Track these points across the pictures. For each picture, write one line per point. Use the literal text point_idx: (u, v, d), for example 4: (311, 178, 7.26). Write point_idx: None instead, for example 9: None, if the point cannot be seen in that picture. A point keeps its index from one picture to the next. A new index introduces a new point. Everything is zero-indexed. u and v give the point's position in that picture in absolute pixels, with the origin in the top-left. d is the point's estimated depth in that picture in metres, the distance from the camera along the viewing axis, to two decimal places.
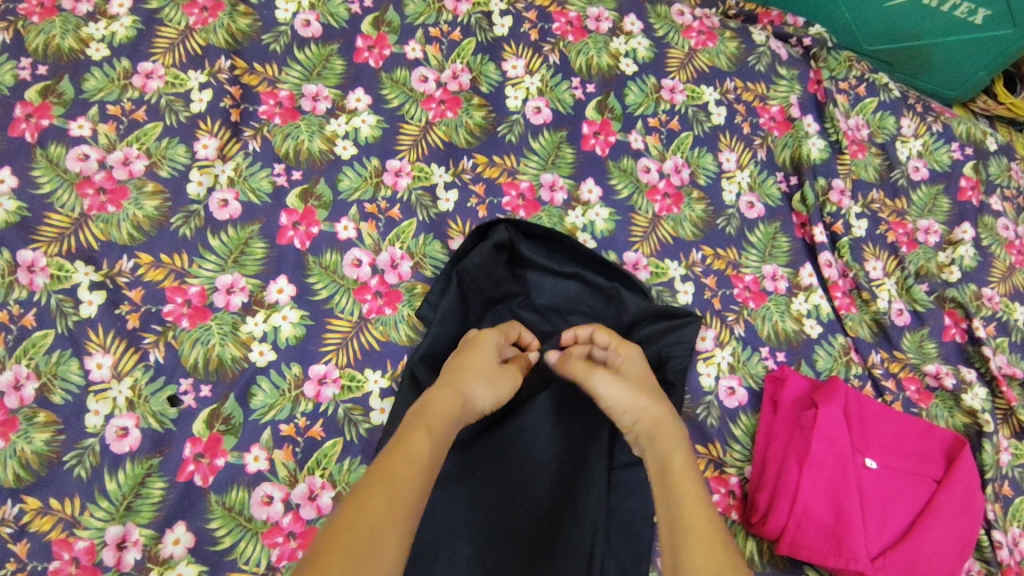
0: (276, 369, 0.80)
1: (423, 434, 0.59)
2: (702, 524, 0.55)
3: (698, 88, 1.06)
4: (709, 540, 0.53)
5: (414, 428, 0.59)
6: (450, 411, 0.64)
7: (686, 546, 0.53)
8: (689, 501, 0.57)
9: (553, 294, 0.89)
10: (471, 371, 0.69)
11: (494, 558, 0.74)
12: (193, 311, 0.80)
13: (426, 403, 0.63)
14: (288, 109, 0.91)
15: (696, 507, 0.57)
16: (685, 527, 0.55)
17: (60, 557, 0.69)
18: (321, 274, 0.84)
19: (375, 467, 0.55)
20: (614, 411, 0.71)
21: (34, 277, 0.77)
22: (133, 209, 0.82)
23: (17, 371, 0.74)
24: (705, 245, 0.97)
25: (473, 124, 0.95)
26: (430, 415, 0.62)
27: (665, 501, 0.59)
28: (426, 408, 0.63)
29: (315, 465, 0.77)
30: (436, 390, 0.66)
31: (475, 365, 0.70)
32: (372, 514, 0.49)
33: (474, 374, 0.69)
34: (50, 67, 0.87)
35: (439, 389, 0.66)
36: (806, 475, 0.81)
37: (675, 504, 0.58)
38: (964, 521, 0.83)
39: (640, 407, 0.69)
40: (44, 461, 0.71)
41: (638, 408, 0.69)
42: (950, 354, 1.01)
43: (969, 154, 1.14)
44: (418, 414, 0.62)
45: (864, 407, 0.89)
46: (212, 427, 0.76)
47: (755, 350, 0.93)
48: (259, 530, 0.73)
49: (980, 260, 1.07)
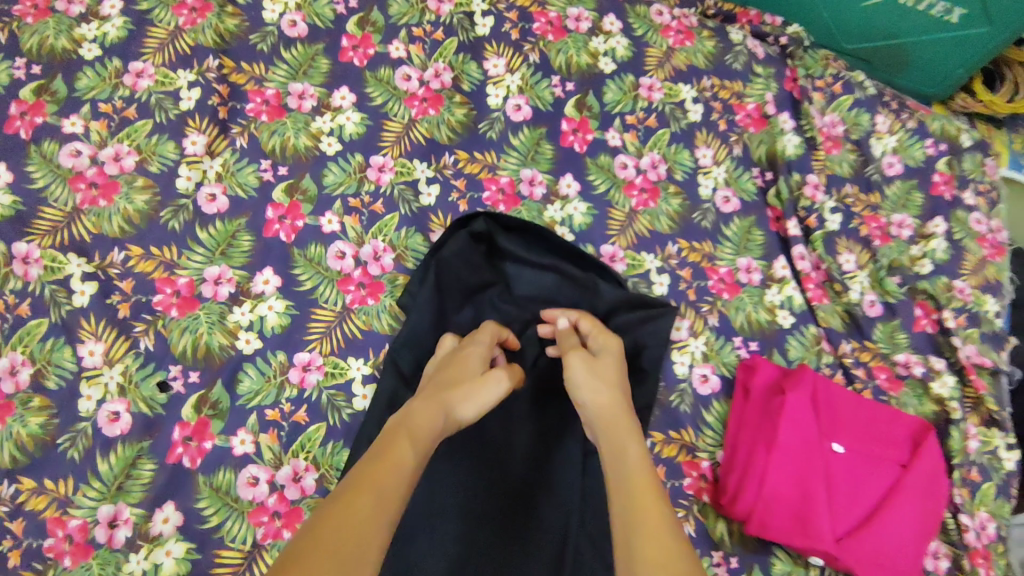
0: (262, 356, 0.82)
1: (405, 438, 0.64)
2: (654, 519, 0.59)
3: (675, 86, 1.08)
4: (666, 539, 0.57)
5: (398, 436, 0.64)
6: (431, 421, 0.68)
7: (639, 543, 0.58)
8: (643, 494, 0.62)
9: (532, 285, 0.92)
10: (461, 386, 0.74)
11: (472, 537, 0.78)
12: (182, 301, 0.83)
13: (409, 414, 0.68)
14: (274, 107, 0.94)
15: (647, 497, 0.62)
16: (642, 517, 0.60)
17: (54, 535, 0.73)
18: (306, 266, 0.87)
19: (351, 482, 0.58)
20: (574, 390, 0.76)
21: (29, 269, 0.81)
22: (124, 203, 0.85)
23: (13, 358, 0.78)
24: (680, 238, 1.00)
25: (454, 122, 0.98)
26: (420, 425, 0.67)
27: (616, 490, 0.64)
28: (409, 417, 0.68)
29: (299, 448, 0.80)
30: (420, 402, 0.71)
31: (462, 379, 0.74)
32: (355, 518, 0.53)
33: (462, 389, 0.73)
34: (44, 67, 0.90)
35: (422, 398, 0.71)
36: (773, 458, 0.84)
37: (628, 497, 0.62)
38: (926, 503, 0.86)
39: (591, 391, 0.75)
40: (38, 444, 0.75)
41: (590, 389, 0.75)
42: (921, 345, 1.03)
43: (942, 150, 1.17)
44: (404, 423, 0.67)
45: (833, 393, 0.91)
46: (201, 411, 0.79)
47: (728, 340, 0.96)
48: (246, 509, 0.76)
49: (952, 253, 1.10)
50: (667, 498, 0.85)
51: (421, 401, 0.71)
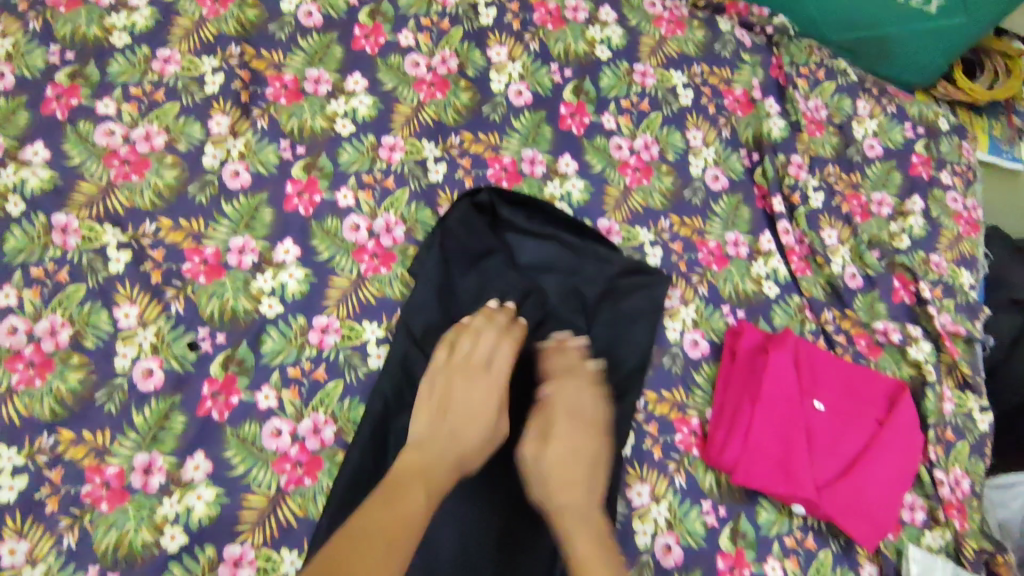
0: (283, 320, 0.89)
1: (417, 488, 0.72)
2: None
3: (666, 72, 1.15)
4: None
5: (409, 483, 0.72)
6: (435, 465, 0.77)
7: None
8: (603, 553, 0.73)
9: (533, 254, 0.98)
10: (458, 425, 0.81)
11: (479, 517, 0.84)
12: (209, 269, 0.89)
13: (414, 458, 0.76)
14: (292, 91, 1.00)
15: (603, 553, 0.73)
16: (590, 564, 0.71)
17: (92, 481, 0.78)
18: (323, 238, 0.94)
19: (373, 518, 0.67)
20: (552, 446, 0.84)
21: (67, 239, 0.87)
22: (154, 178, 0.92)
23: (53, 320, 0.84)
24: (672, 214, 1.07)
25: (460, 105, 1.05)
26: (433, 471, 0.75)
27: (582, 538, 0.75)
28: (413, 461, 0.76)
29: (319, 403, 0.86)
30: (421, 447, 0.78)
31: (462, 420, 0.82)
32: (379, 549, 0.63)
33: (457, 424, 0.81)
34: (78, 54, 0.97)
35: (422, 444, 0.79)
36: (757, 413, 0.91)
37: (592, 547, 0.74)
38: (900, 456, 0.93)
39: (568, 451, 0.83)
40: (78, 399, 0.81)
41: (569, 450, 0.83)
42: (899, 314, 1.10)
43: (920, 133, 1.24)
44: (414, 466, 0.75)
45: (815, 356, 0.97)
46: (227, 369, 0.85)
47: (717, 307, 1.02)
48: (270, 458, 0.83)
49: (929, 229, 1.17)
50: (660, 452, 0.92)
51: (421, 448, 0.78)
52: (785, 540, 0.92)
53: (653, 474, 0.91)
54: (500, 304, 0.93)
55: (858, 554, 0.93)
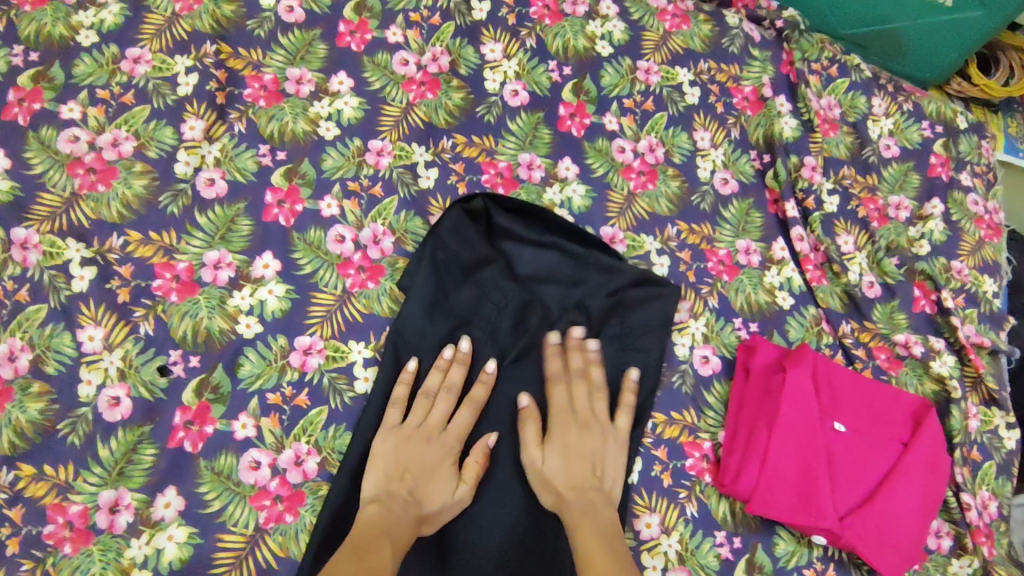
0: (263, 340, 0.82)
1: (385, 543, 0.68)
2: None
3: (672, 69, 1.09)
4: None
5: (373, 538, 0.69)
6: (401, 519, 0.72)
7: None
8: None
9: (532, 264, 0.92)
10: (417, 477, 0.76)
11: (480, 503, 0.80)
12: (181, 286, 0.82)
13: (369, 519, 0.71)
14: (272, 92, 0.94)
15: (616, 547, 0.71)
16: None
17: (54, 521, 0.72)
18: (305, 250, 0.87)
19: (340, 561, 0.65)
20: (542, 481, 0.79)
21: (27, 254, 0.80)
22: (122, 188, 0.85)
23: (12, 344, 0.77)
24: (679, 220, 1.00)
25: (452, 106, 0.98)
26: (394, 525, 0.71)
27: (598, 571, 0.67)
28: (373, 519, 0.72)
29: (301, 431, 0.80)
30: (375, 510, 0.73)
31: (424, 469, 0.77)
32: None
33: (421, 479, 0.76)
34: (41, 54, 0.90)
35: (377, 503, 0.74)
36: (775, 437, 0.84)
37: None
38: (928, 479, 0.87)
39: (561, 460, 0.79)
40: (38, 430, 0.75)
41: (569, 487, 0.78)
42: (920, 325, 1.03)
43: (938, 132, 1.18)
44: (372, 527, 0.70)
45: (835, 372, 0.91)
46: (201, 396, 0.79)
47: (728, 321, 0.96)
48: (247, 493, 0.76)
49: (949, 234, 1.10)
50: (670, 479, 0.86)
51: (375, 508, 0.73)
52: (805, 572, 0.85)
53: (662, 503, 0.84)
54: (455, 352, 0.84)
55: None
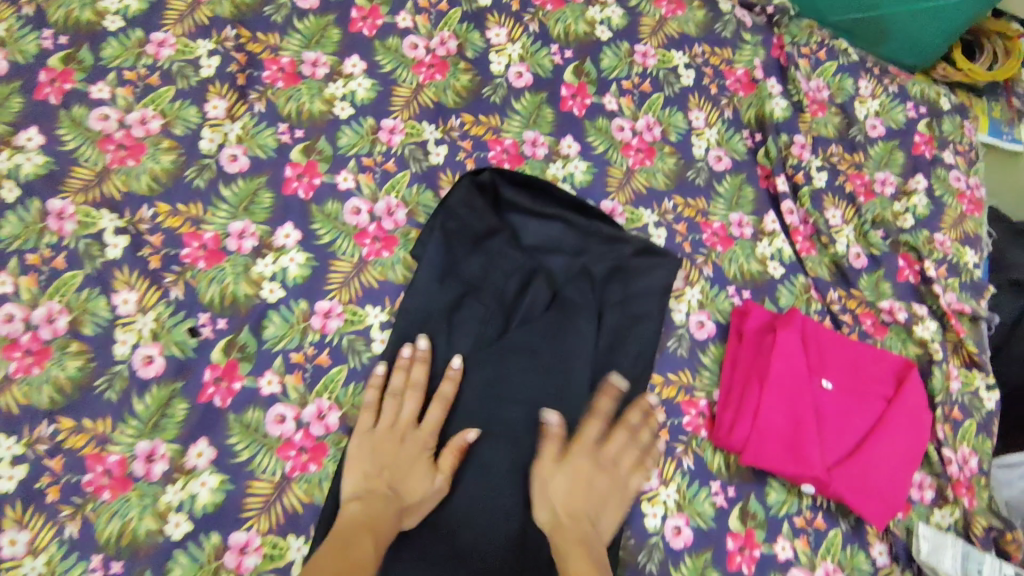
0: (285, 304, 0.88)
1: (369, 537, 0.67)
2: None
3: (668, 53, 1.14)
4: None
5: (359, 532, 0.67)
6: (385, 513, 0.72)
7: None
8: None
9: (538, 236, 0.97)
10: (392, 471, 0.77)
11: (490, 474, 0.82)
12: (208, 254, 0.88)
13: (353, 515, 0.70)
14: (289, 74, 0.99)
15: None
16: None
17: (94, 470, 0.77)
18: (323, 222, 0.92)
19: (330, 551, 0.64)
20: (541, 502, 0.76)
21: (63, 224, 0.85)
22: (151, 163, 0.90)
23: (50, 307, 0.82)
24: (676, 194, 1.06)
25: (460, 87, 1.04)
26: (378, 519, 0.70)
27: None
28: (357, 515, 0.70)
29: (323, 388, 0.85)
30: (358, 507, 0.72)
31: (404, 465, 0.77)
32: None
33: (399, 475, 0.76)
34: (70, 38, 0.95)
35: (360, 500, 0.73)
36: (766, 392, 0.90)
37: None
38: (911, 433, 0.93)
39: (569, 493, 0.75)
40: (77, 386, 0.80)
41: (570, 515, 0.74)
42: (905, 293, 1.09)
43: (922, 112, 1.24)
44: (359, 521, 0.69)
45: (822, 334, 0.97)
46: (230, 354, 0.84)
47: (722, 288, 1.01)
48: (274, 445, 0.82)
49: (932, 208, 1.16)
50: (667, 436, 0.91)
51: (359, 504, 0.72)
52: (794, 519, 0.91)
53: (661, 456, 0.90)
54: (414, 350, 0.84)
55: (867, 533, 0.93)
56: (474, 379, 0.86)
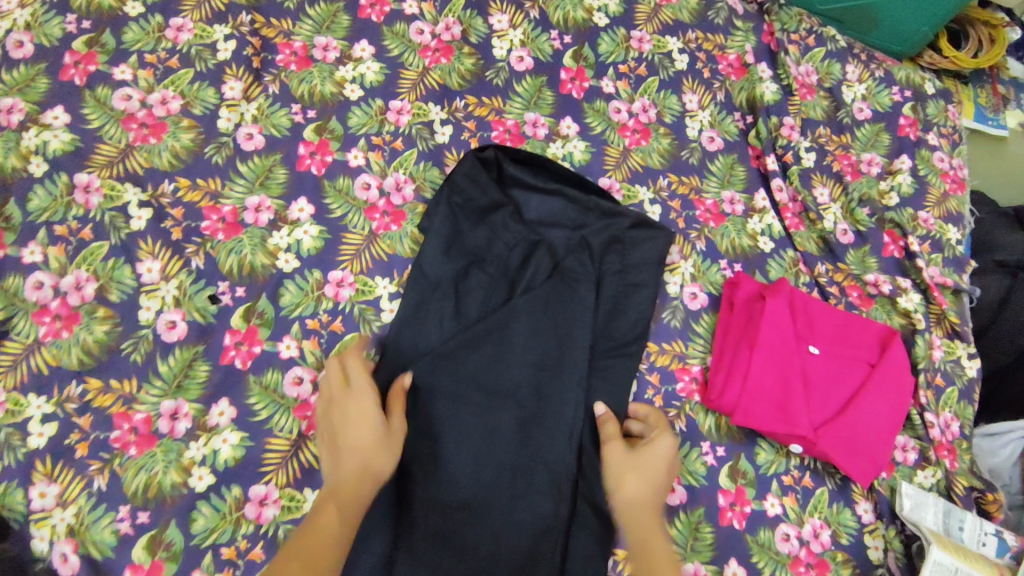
0: (300, 274, 0.92)
1: (332, 506, 0.70)
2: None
3: (663, 38, 1.19)
4: None
5: (322, 506, 0.70)
6: (351, 475, 0.72)
7: None
8: None
9: (539, 210, 1.03)
10: (341, 437, 0.75)
11: (490, 435, 0.87)
12: (227, 226, 0.92)
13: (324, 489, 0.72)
14: (302, 58, 1.04)
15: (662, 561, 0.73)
16: None
17: (121, 427, 0.82)
18: (335, 197, 0.97)
19: (296, 543, 0.67)
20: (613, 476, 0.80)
21: (90, 197, 0.90)
22: (172, 140, 0.95)
23: (78, 275, 0.87)
24: (670, 173, 1.10)
25: (464, 70, 1.09)
26: (340, 485, 0.72)
27: None
28: (328, 489, 0.72)
29: (337, 353, 0.90)
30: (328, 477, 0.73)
31: (347, 428, 0.75)
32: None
33: (349, 436, 0.74)
34: (93, 22, 1.00)
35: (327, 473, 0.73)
36: (756, 356, 0.95)
37: None
38: (894, 396, 0.98)
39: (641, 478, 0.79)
40: (104, 349, 0.85)
41: (639, 487, 0.78)
42: (889, 268, 1.14)
43: (907, 96, 1.29)
44: (328, 495, 0.71)
45: (810, 303, 1.02)
46: (249, 320, 0.89)
47: (714, 262, 1.06)
48: (291, 405, 0.87)
49: (917, 187, 1.21)
50: (662, 401, 0.96)
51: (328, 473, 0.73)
52: (783, 478, 0.96)
53: None
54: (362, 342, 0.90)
55: (853, 492, 0.98)
56: (469, 349, 0.90)
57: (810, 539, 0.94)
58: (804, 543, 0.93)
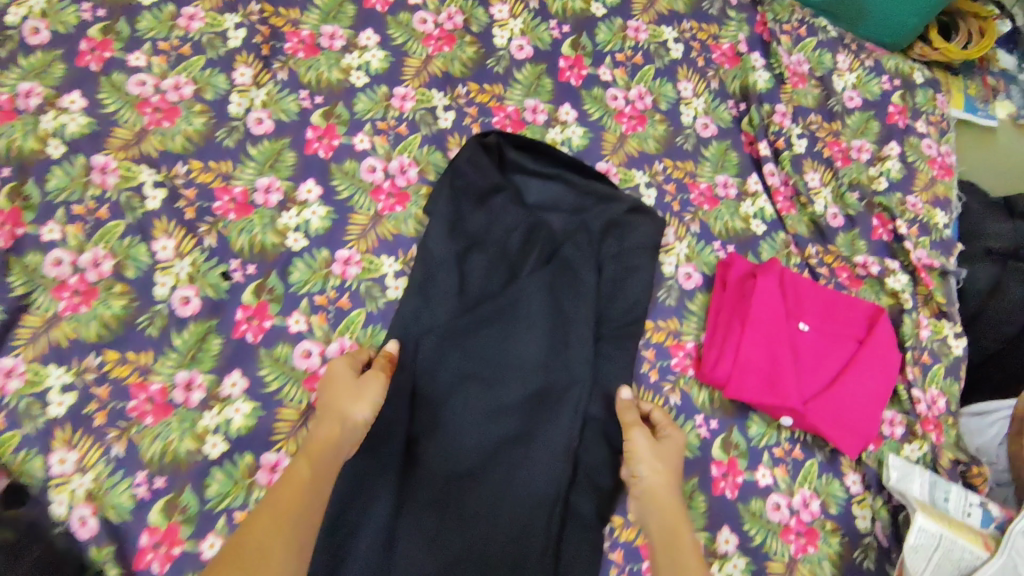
0: (309, 253, 0.96)
1: (305, 460, 0.73)
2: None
3: (659, 28, 1.23)
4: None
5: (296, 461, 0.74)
6: (328, 432, 0.76)
7: None
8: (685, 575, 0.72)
9: (540, 194, 1.06)
10: (331, 402, 0.79)
11: (495, 408, 0.91)
12: (238, 207, 0.96)
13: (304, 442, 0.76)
14: (309, 46, 1.07)
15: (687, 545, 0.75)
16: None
17: (138, 397, 0.85)
18: (342, 178, 1.01)
19: (275, 493, 0.71)
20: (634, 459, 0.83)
21: (106, 178, 0.94)
22: (184, 124, 0.99)
23: (96, 253, 0.90)
24: (665, 158, 1.14)
25: (466, 58, 1.12)
26: (316, 439, 0.75)
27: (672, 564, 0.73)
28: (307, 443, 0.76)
29: (345, 328, 0.93)
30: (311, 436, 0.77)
31: (337, 396, 0.80)
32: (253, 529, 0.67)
33: (341, 400, 0.79)
34: (108, 11, 1.03)
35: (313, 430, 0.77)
36: (747, 332, 0.98)
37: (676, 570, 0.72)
38: (881, 371, 1.01)
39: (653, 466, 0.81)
40: (121, 323, 0.88)
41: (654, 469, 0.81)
42: (878, 250, 1.18)
43: (896, 85, 1.32)
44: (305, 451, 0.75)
45: (799, 282, 1.05)
46: (260, 296, 0.93)
47: (708, 243, 1.10)
48: (301, 377, 0.90)
49: (905, 172, 1.24)
50: (656, 375, 1.00)
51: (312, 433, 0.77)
52: (774, 450, 1.00)
53: (649, 394, 0.99)
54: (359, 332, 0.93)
55: (841, 464, 1.02)
56: (477, 327, 0.95)
57: (799, 509, 0.97)
58: (794, 512, 0.97)
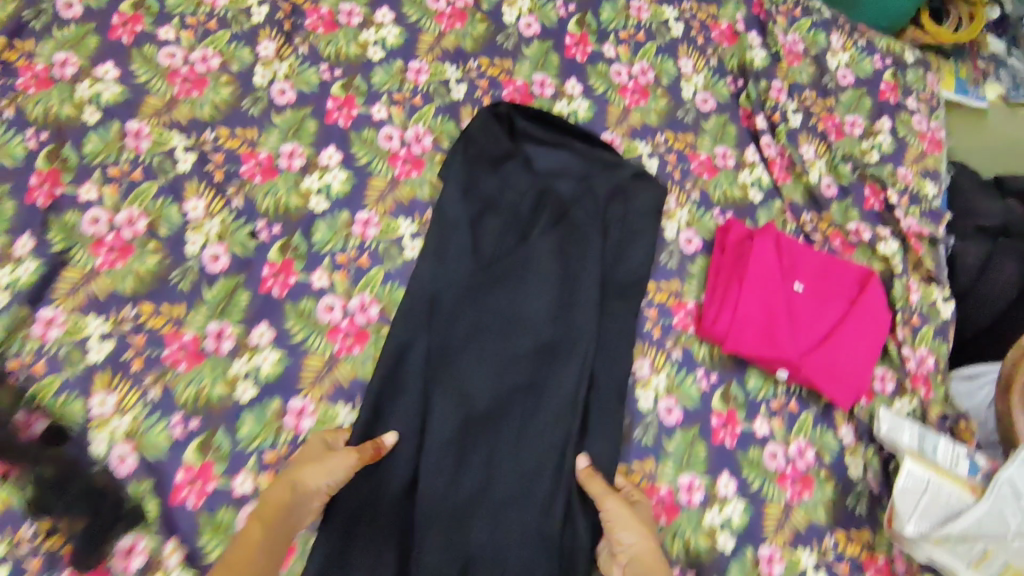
0: (330, 215, 1.02)
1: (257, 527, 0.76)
2: None
3: (660, 7, 1.29)
4: None
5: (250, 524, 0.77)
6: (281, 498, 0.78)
7: None
8: None
9: (549, 161, 1.11)
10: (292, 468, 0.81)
11: (506, 361, 0.96)
12: (263, 170, 1.02)
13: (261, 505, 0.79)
14: (328, 22, 1.13)
15: None
16: None
17: (171, 345, 0.91)
18: (362, 146, 1.06)
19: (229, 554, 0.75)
20: (616, 527, 0.83)
21: (140, 143, 1.00)
22: (212, 94, 1.04)
23: (131, 212, 0.96)
24: (667, 130, 1.20)
25: (476, 35, 1.18)
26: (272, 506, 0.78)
27: None
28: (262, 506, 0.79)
29: (365, 285, 0.99)
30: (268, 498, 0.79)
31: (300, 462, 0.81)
32: None
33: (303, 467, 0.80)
34: None
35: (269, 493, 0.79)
36: (744, 290, 1.04)
37: None
38: (871, 327, 1.07)
39: (638, 532, 0.82)
40: (155, 277, 0.93)
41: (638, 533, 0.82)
42: (870, 219, 1.23)
43: (888, 64, 1.38)
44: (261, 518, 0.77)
45: (794, 244, 1.10)
46: (285, 254, 0.98)
47: (708, 210, 1.16)
48: (324, 329, 0.95)
49: (896, 146, 1.30)
50: (659, 331, 1.05)
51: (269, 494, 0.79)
52: (771, 403, 1.05)
53: (652, 349, 1.04)
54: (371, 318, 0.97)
55: (835, 417, 1.07)
56: (488, 285, 1.00)
57: (795, 457, 1.02)
58: (790, 460, 1.02)
